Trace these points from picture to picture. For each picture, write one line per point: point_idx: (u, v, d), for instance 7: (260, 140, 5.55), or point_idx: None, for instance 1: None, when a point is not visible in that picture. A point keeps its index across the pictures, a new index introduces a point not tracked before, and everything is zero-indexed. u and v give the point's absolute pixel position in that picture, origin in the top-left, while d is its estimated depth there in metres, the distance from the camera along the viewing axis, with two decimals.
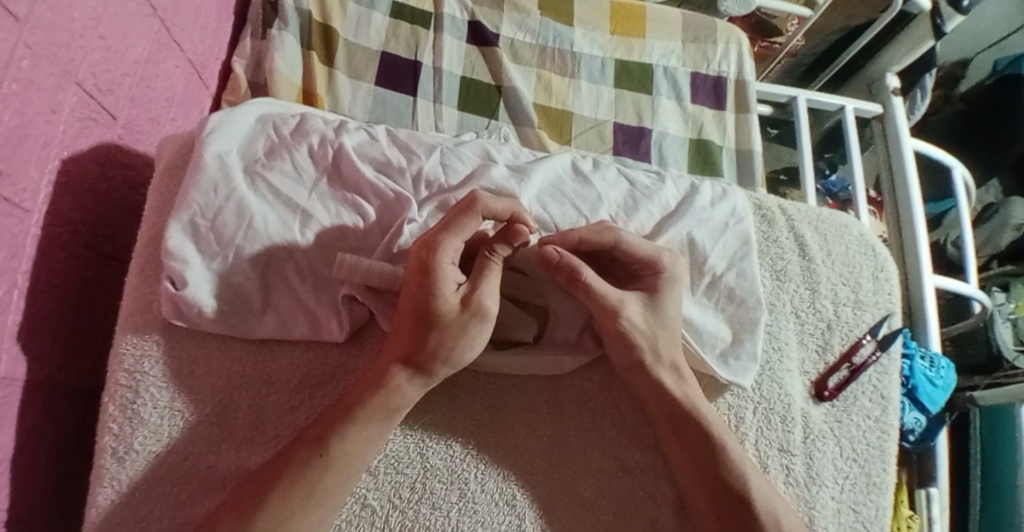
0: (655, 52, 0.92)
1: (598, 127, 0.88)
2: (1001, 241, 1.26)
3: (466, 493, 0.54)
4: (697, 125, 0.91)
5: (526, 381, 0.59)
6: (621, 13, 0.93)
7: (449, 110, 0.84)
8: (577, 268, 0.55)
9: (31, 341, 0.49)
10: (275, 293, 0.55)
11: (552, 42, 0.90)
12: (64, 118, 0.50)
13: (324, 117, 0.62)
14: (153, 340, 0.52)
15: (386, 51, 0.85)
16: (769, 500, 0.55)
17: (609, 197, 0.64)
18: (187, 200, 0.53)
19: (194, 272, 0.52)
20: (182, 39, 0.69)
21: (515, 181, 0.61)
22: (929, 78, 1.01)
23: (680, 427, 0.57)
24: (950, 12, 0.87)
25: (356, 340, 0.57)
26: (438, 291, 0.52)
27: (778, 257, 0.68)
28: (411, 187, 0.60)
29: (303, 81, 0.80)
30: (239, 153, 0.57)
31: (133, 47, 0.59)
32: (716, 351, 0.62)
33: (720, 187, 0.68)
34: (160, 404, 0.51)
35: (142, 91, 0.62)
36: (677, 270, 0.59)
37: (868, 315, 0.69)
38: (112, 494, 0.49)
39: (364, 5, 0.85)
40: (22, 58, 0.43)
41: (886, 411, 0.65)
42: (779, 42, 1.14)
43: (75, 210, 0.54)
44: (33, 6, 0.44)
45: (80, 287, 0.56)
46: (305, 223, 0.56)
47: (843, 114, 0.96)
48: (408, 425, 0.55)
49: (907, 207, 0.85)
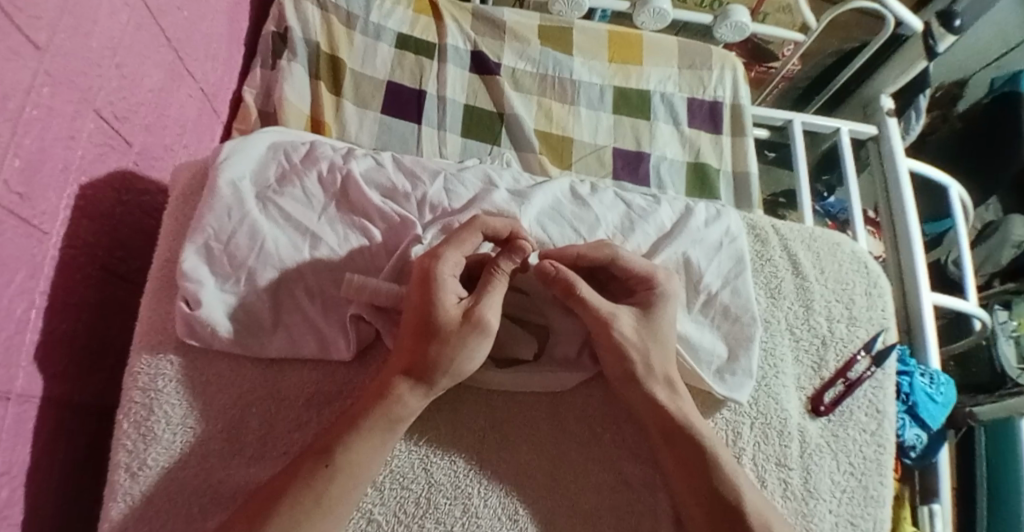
0: (653, 79, 0.95)
1: (598, 152, 0.91)
2: (1002, 258, 1.27)
3: (469, 508, 0.55)
4: (694, 148, 0.93)
5: (527, 398, 0.60)
6: (619, 42, 0.96)
7: (453, 137, 0.87)
8: (573, 282, 0.58)
9: (47, 359, 0.51)
10: (286, 312, 0.57)
11: (553, 70, 0.93)
12: (83, 143, 0.53)
13: (332, 145, 0.65)
14: (167, 359, 0.54)
15: (392, 81, 0.88)
16: (765, 515, 0.56)
17: (606, 219, 0.66)
18: (201, 224, 0.56)
19: (208, 293, 0.55)
20: (195, 69, 0.73)
21: (516, 204, 0.64)
22: (923, 99, 1.03)
23: (679, 442, 0.58)
24: (943, 32, 0.89)
25: (363, 358, 0.59)
26: (438, 302, 0.54)
27: (772, 276, 0.70)
28: (415, 211, 0.62)
29: (311, 110, 0.83)
30: (252, 179, 0.60)
31: (148, 76, 0.62)
32: (713, 367, 0.63)
33: (714, 208, 0.70)
34: (173, 420, 0.53)
35: (156, 118, 0.65)
36: (672, 286, 0.61)
37: (862, 330, 0.70)
38: (125, 508, 0.50)
39: (370, 37, 0.89)
40: (42, 85, 0.46)
41: (882, 425, 0.66)
42: (774, 67, 1.16)
43: (91, 233, 0.57)
44: (53, 36, 0.47)
45: (95, 307, 0.58)
46: (314, 245, 0.59)
47: (838, 136, 0.98)
48: (413, 440, 0.56)
49: (904, 223, 0.87)
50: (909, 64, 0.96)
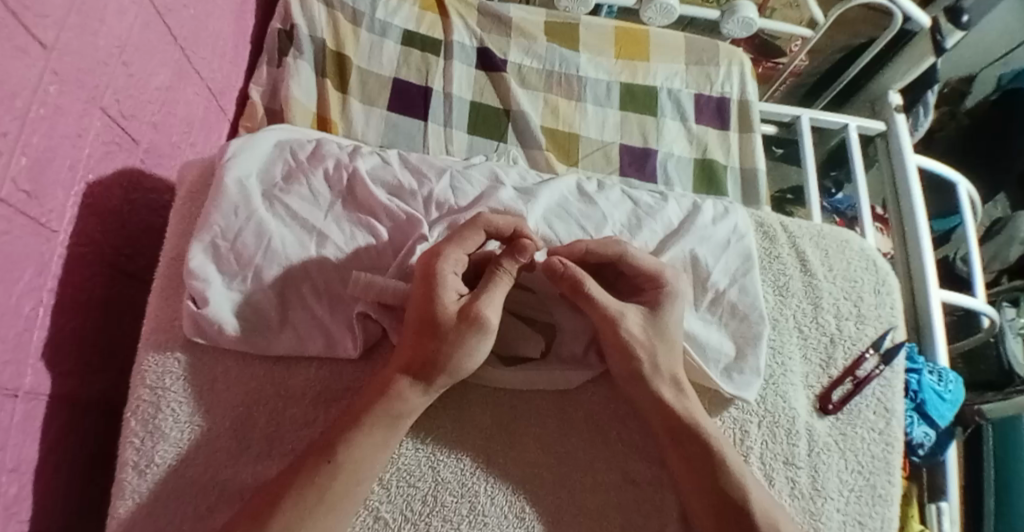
0: (660, 75, 0.95)
1: (604, 148, 0.90)
2: (1010, 255, 1.26)
3: (476, 506, 0.55)
4: (701, 145, 0.93)
5: (534, 397, 0.60)
6: (625, 38, 0.96)
7: (459, 134, 0.87)
8: (579, 279, 0.57)
9: (56, 357, 0.51)
10: (293, 310, 0.57)
11: (559, 67, 0.93)
12: (90, 141, 0.53)
13: (339, 143, 0.65)
14: (174, 357, 0.55)
15: (398, 78, 0.88)
16: (772, 513, 0.56)
17: (613, 216, 0.66)
18: (209, 222, 0.56)
19: (214, 290, 0.55)
20: (201, 67, 0.73)
21: (522, 202, 0.64)
22: (931, 95, 1.02)
23: (684, 440, 0.58)
24: (950, 27, 0.89)
25: (370, 356, 0.59)
26: (438, 298, 0.54)
27: (780, 273, 0.70)
28: (422, 208, 0.62)
29: (317, 107, 0.83)
30: (258, 177, 0.60)
31: (155, 74, 0.62)
32: (720, 365, 0.63)
33: (722, 205, 0.69)
34: (181, 418, 0.53)
35: (163, 116, 0.65)
36: (679, 285, 0.61)
37: (870, 328, 0.70)
38: (132, 505, 0.50)
39: (376, 34, 0.89)
40: (49, 83, 0.46)
41: (890, 424, 0.66)
42: (782, 62, 1.15)
43: (99, 231, 0.57)
44: (60, 34, 0.47)
45: (103, 306, 0.59)
46: (321, 243, 0.59)
47: (847, 132, 0.97)
48: (419, 438, 0.56)
49: (913, 221, 0.86)
50: (916, 61, 0.95)
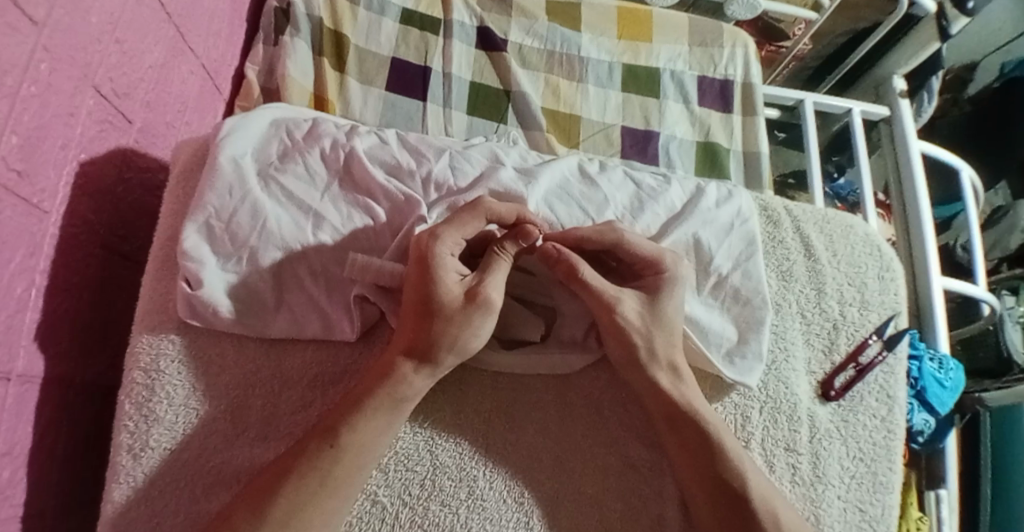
0: (663, 56, 0.93)
1: (606, 130, 0.89)
2: (1011, 243, 1.25)
3: (474, 491, 0.55)
4: (704, 127, 0.91)
5: (533, 381, 0.60)
6: (628, 18, 0.94)
7: (458, 115, 0.85)
8: (575, 264, 0.57)
9: (48, 338, 0.50)
10: (289, 292, 0.56)
11: (560, 47, 0.91)
12: (81, 120, 0.51)
13: (335, 121, 0.64)
14: (169, 339, 0.54)
15: (397, 57, 0.86)
16: (771, 501, 0.55)
17: (615, 198, 0.65)
18: (202, 202, 0.55)
19: (209, 272, 0.54)
20: (195, 45, 0.71)
21: (523, 183, 0.62)
22: (937, 81, 1.01)
23: (684, 426, 0.57)
24: (955, 13, 0.87)
25: (367, 338, 0.58)
26: (439, 281, 0.53)
27: (784, 258, 0.69)
28: (420, 189, 0.61)
29: (315, 86, 0.81)
30: (253, 156, 0.58)
31: (149, 52, 0.60)
32: (722, 350, 0.62)
33: (726, 188, 0.69)
34: (176, 401, 0.52)
35: (157, 95, 0.63)
36: (680, 271, 0.60)
37: (874, 315, 0.69)
38: (127, 489, 0.50)
39: (374, 12, 0.86)
40: (40, 60, 0.45)
41: (892, 411, 0.65)
42: (785, 45, 1.12)
43: (92, 210, 0.55)
44: (51, 11, 0.46)
45: (97, 287, 0.57)
46: (317, 224, 0.57)
47: (851, 117, 0.96)
48: (417, 423, 0.55)
49: (917, 209, 0.85)
50: (921, 47, 0.94)
